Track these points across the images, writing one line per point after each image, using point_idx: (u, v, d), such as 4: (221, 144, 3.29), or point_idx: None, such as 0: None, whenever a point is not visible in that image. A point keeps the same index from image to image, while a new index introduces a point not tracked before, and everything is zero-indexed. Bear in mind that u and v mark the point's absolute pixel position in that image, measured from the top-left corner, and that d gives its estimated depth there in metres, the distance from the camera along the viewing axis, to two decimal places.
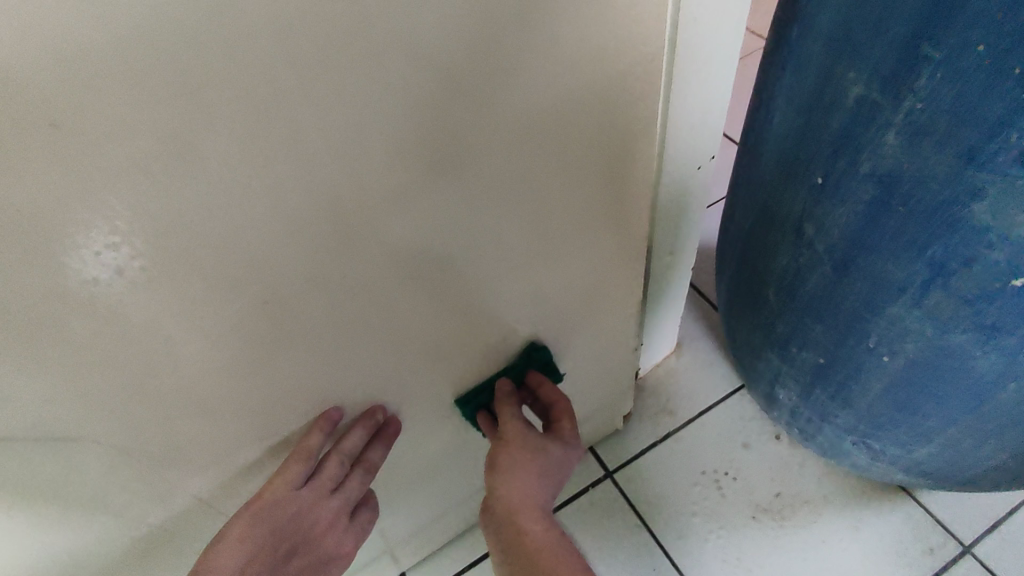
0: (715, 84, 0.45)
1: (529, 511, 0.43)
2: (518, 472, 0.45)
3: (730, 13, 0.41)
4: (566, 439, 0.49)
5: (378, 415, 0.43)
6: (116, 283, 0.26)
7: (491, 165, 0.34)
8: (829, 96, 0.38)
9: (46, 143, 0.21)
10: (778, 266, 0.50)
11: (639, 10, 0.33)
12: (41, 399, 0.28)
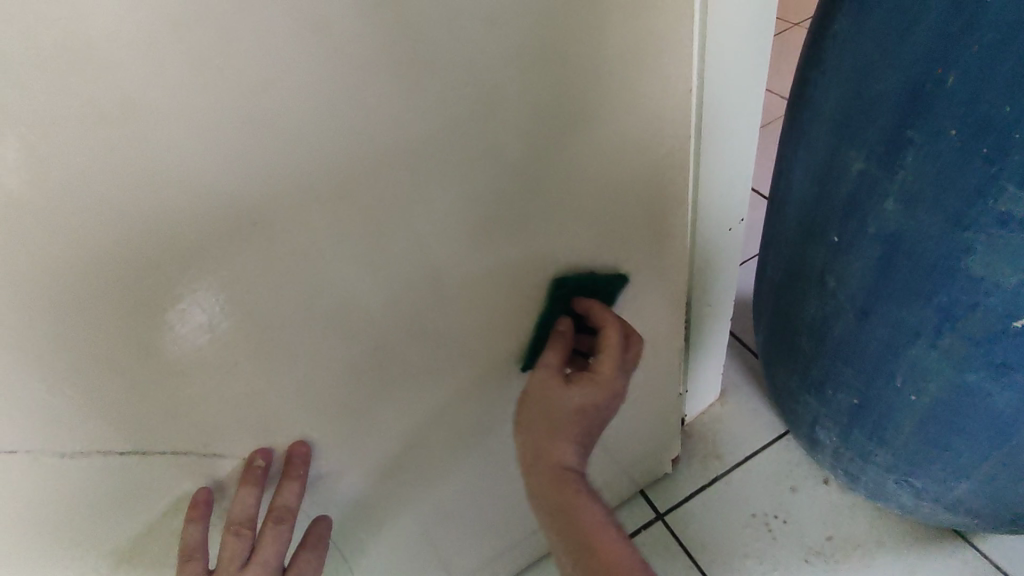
0: (735, 159, 0.53)
1: (554, 466, 0.47)
2: (569, 425, 0.48)
3: (741, 104, 0.49)
4: (610, 357, 0.48)
5: (258, 468, 0.42)
6: (274, 327, 0.36)
7: (545, 223, 0.44)
8: (836, 169, 0.45)
9: (248, 236, 0.32)
10: (807, 315, 0.55)
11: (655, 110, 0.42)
12: (210, 414, 0.38)
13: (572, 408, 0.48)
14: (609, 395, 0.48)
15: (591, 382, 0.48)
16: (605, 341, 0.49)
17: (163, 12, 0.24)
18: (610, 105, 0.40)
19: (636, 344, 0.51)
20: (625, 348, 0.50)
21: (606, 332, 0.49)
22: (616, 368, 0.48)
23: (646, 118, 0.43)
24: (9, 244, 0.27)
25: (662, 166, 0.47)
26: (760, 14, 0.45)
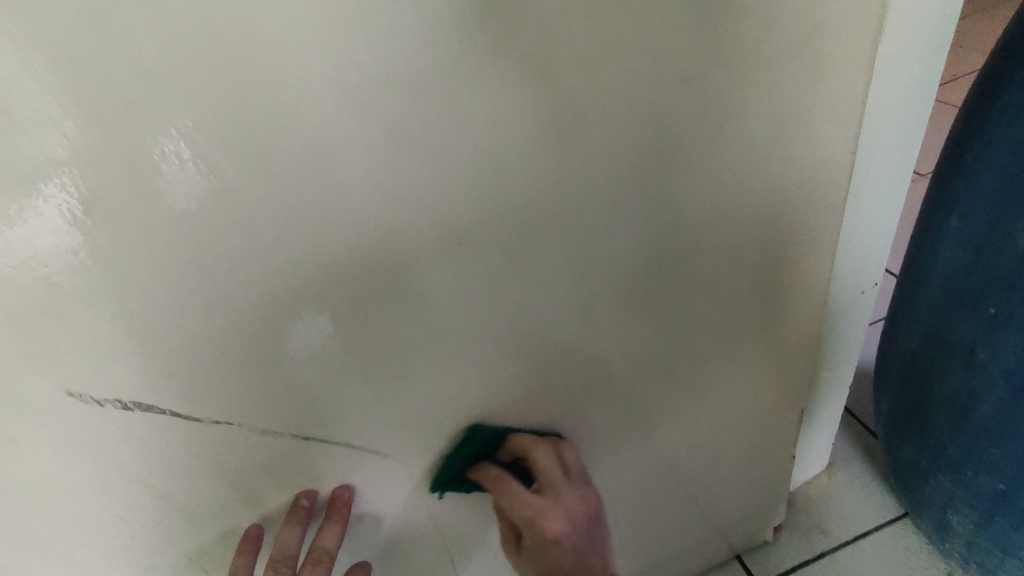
0: (875, 221, 0.53)
1: (578, 550, 0.49)
2: (544, 565, 0.50)
3: (889, 168, 0.49)
4: (546, 501, 0.48)
5: (302, 506, 0.43)
6: (443, 338, 0.40)
7: (688, 266, 0.45)
8: (998, 240, 0.44)
9: (448, 252, 0.36)
10: (948, 388, 0.53)
11: (805, 166, 0.44)
12: (371, 414, 0.41)
13: (552, 559, 0.49)
14: (580, 538, 0.49)
15: (552, 507, 0.48)
16: (526, 511, 0.48)
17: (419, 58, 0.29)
18: (765, 161, 0.42)
19: (566, 449, 0.49)
20: (560, 475, 0.48)
21: (539, 485, 0.48)
22: (568, 527, 0.48)
23: (800, 171, 0.44)
24: (275, 249, 0.32)
25: (809, 219, 0.48)
26: (924, 80, 0.45)
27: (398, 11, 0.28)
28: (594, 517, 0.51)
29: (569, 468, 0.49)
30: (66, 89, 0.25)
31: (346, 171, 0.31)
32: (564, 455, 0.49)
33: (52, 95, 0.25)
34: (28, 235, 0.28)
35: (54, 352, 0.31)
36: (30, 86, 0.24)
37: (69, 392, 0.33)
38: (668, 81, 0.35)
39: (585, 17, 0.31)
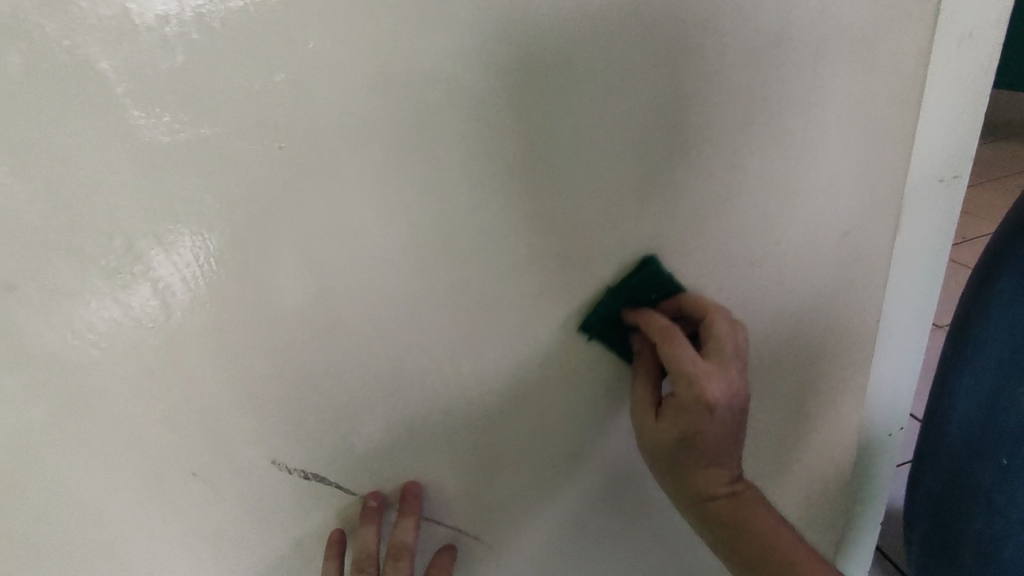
0: (899, 375, 0.60)
1: (711, 455, 0.45)
2: (682, 451, 0.45)
3: (909, 331, 0.57)
4: (705, 373, 0.42)
5: (373, 503, 0.45)
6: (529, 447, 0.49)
7: None
8: (1005, 401, 0.54)
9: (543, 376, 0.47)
10: (971, 530, 0.59)
11: (831, 331, 0.54)
12: (461, 509, 0.49)
13: (692, 429, 0.43)
14: (738, 428, 0.45)
15: (680, 411, 0.43)
16: (689, 372, 0.42)
17: (547, 248, 0.42)
18: (799, 325, 0.52)
19: (723, 325, 0.43)
20: (727, 361, 0.42)
21: (680, 339, 0.42)
22: (728, 417, 0.43)
23: (837, 330, 0.54)
24: (426, 374, 0.43)
25: (840, 368, 0.56)
26: (929, 282, 0.54)
27: (534, 213, 0.41)
28: (743, 419, 0.45)
29: (738, 349, 0.43)
30: (208, 176, 0.34)
31: (484, 310, 0.42)
32: (716, 330, 0.43)
33: (164, 195, 0.33)
34: (147, 295, 0.35)
35: (260, 425, 0.41)
36: (179, 171, 0.33)
37: (271, 459, 0.42)
38: (720, 265, 0.47)
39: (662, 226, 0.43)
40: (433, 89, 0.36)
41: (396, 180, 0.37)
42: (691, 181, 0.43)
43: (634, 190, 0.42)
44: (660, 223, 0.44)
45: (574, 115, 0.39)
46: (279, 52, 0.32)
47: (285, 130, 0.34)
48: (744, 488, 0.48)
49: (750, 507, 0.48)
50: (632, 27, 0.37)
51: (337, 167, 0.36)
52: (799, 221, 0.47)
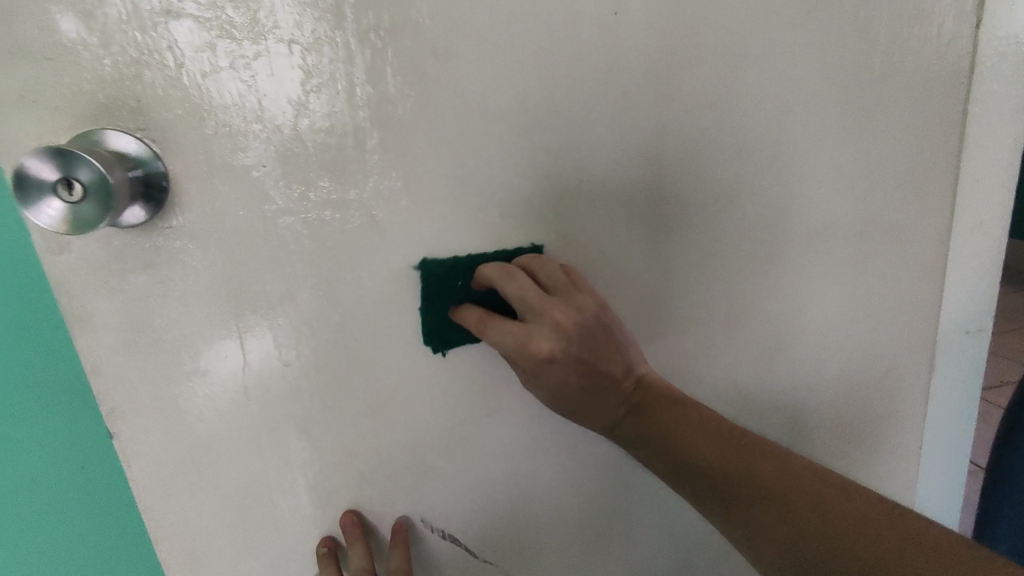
0: (939, 505, 0.64)
1: (589, 352, 0.42)
2: (564, 399, 0.43)
3: (946, 462, 0.63)
4: (529, 332, 0.40)
5: (325, 544, 0.47)
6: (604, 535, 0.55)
7: None
8: None
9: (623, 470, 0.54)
10: None
11: (874, 451, 0.60)
12: None
13: (557, 395, 0.42)
14: (597, 339, 0.42)
15: (524, 322, 0.40)
16: (512, 339, 0.40)
17: (638, 361, 0.50)
18: (844, 443, 0.59)
19: (496, 321, 0.41)
20: (544, 299, 0.40)
21: (494, 319, 0.41)
22: (572, 361, 0.41)
23: (877, 451, 0.60)
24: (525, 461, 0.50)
25: (893, 489, 0.62)
26: (962, 418, 0.61)
27: (631, 332, 0.49)
28: (603, 316, 0.42)
29: (553, 284, 0.41)
30: (370, 282, 0.43)
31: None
32: (510, 288, 0.40)
33: (331, 292, 0.42)
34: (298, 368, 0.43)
35: (420, 487, 0.48)
36: (347, 276, 0.42)
37: (420, 518, 0.49)
38: (777, 384, 0.54)
39: (729, 347, 0.52)
40: (559, 231, 0.45)
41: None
42: (772, 317, 0.52)
43: (722, 321, 0.51)
44: (740, 353, 0.52)
45: (682, 259, 0.48)
46: (438, 194, 0.42)
47: (471, 247, 0.44)
48: (641, 385, 0.45)
49: (654, 415, 0.44)
50: (733, 198, 0.48)
51: (472, 283, 0.44)
52: (846, 351, 0.55)
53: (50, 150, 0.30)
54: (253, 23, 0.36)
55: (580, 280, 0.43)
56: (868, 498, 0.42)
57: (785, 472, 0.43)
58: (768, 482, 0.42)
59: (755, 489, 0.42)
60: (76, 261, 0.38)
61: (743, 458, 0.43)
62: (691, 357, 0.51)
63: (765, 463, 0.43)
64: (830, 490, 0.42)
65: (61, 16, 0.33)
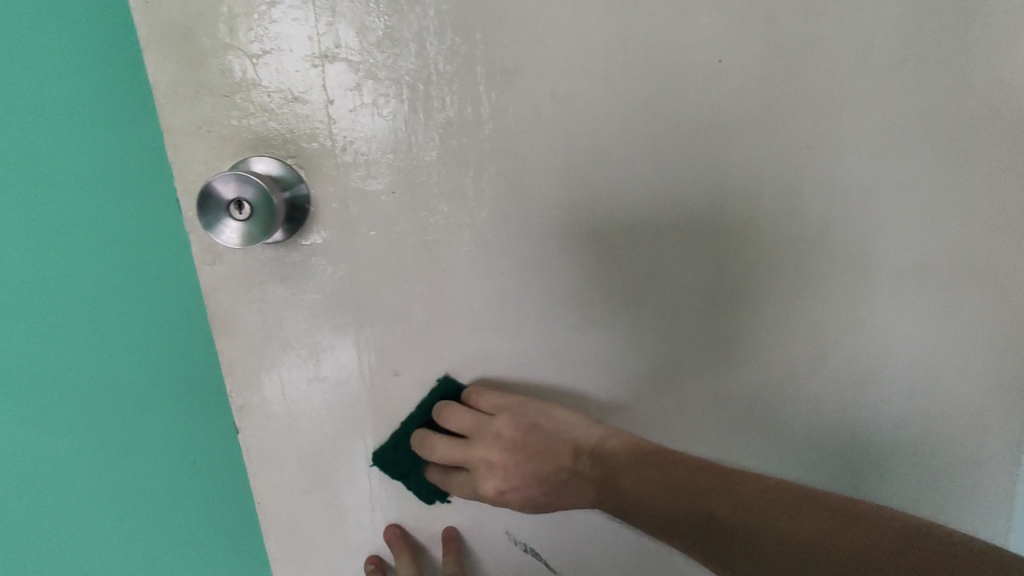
0: None
1: (520, 465, 0.46)
2: (527, 502, 0.46)
3: None
4: (475, 479, 0.46)
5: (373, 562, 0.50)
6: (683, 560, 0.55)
7: None
8: None
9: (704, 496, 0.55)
10: None
11: (962, 495, 0.59)
12: None
13: (523, 501, 0.46)
14: (529, 445, 0.46)
15: (465, 443, 0.46)
16: (466, 485, 0.46)
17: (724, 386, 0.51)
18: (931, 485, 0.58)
19: (437, 442, 0.46)
20: (467, 449, 0.45)
21: (456, 471, 0.47)
22: (519, 480, 0.46)
23: (966, 496, 0.59)
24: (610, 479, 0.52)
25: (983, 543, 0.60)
26: None
27: (718, 359, 0.51)
28: (523, 424, 0.46)
29: (467, 430, 0.45)
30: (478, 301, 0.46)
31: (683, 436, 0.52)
32: (438, 455, 0.46)
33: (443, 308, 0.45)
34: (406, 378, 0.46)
35: (509, 498, 0.51)
36: (458, 294, 0.45)
37: (506, 531, 0.52)
38: (862, 419, 0.54)
39: (816, 380, 0.52)
40: (654, 259, 0.47)
41: (644, 324, 0.49)
42: (860, 355, 0.52)
43: (810, 353, 0.51)
44: (827, 386, 0.53)
45: (772, 291, 0.49)
46: (546, 222, 0.45)
47: (571, 272, 0.47)
48: (596, 456, 0.46)
49: (620, 477, 0.45)
50: (826, 234, 0.49)
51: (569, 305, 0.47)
52: (936, 391, 0.55)
53: (235, 175, 0.35)
54: (396, 67, 0.41)
55: (501, 398, 0.46)
56: (835, 515, 0.37)
57: (753, 511, 0.39)
58: (736, 524, 0.39)
59: (725, 539, 0.39)
60: (226, 271, 0.42)
61: (708, 508, 0.41)
62: (777, 387, 0.52)
63: (728, 505, 0.40)
64: (797, 513, 0.38)
65: (234, 59, 0.39)
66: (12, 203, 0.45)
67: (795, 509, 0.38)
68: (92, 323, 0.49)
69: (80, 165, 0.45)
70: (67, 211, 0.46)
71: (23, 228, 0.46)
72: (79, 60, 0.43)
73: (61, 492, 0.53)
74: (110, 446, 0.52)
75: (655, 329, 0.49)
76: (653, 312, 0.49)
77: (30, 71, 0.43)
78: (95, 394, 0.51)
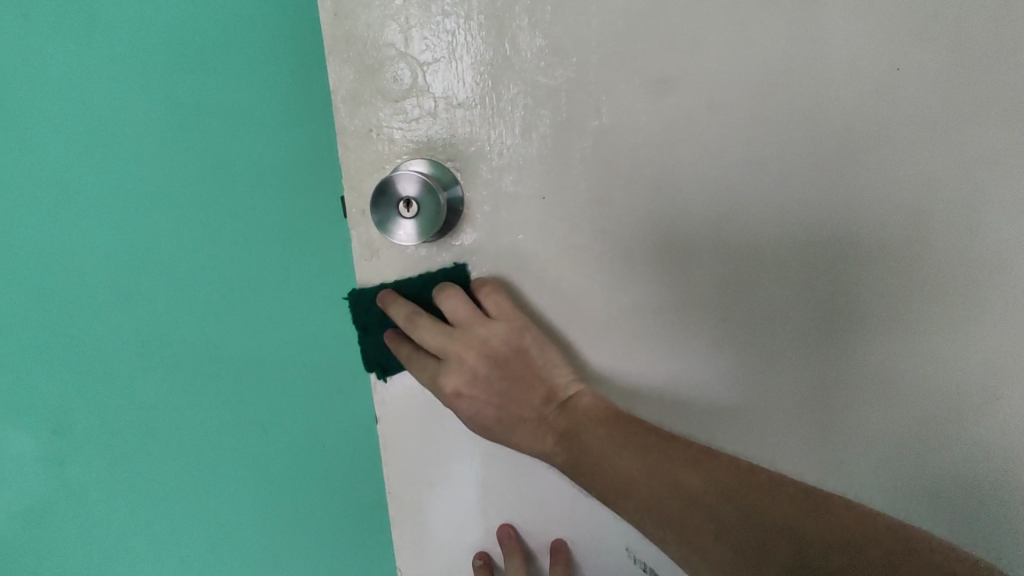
0: None
1: (492, 389, 0.43)
2: (484, 429, 0.44)
3: None
4: (439, 369, 0.43)
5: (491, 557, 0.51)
6: None
7: None
8: None
9: None
10: None
11: None
12: None
13: (472, 415, 0.44)
14: (511, 366, 0.44)
15: (442, 334, 0.42)
16: (426, 373, 0.43)
17: (871, 420, 0.48)
18: None
19: (418, 322, 0.42)
20: (448, 337, 0.42)
21: (417, 353, 0.43)
22: (487, 399, 0.43)
23: None
24: None
25: None
26: None
27: (867, 389, 0.47)
28: (516, 342, 0.43)
29: (459, 321, 0.42)
30: (616, 308, 0.46)
31: (819, 468, 0.49)
32: (418, 338, 0.42)
33: (581, 315, 0.46)
34: None
35: None
36: (597, 302, 0.46)
37: (625, 548, 0.51)
38: None
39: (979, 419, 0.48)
40: (802, 278, 0.45)
41: (785, 346, 0.47)
42: None
43: (973, 390, 0.47)
44: (994, 427, 0.48)
45: (935, 318, 0.46)
46: (692, 235, 0.44)
47: (714, 286, 0.45)
48: (564, 407, 0.44)
49: (583, 435, 0.42)
50: (1004, 261, 0.44)
51: (709, 320, 0.46)
52: None
53: (410, 175, 0.41)
54: (554, 75, 0.41)
55: (503, 303, 0.43)
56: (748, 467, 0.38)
57: (716, 480, 0.37)
58: (704, 497, 0.37)
59: (693, 505, 0.37)
60: (380, 267, 0.44)
61: (678, 476, 0.38)
62: (931, 424, 0.48)
63: (702, 475, 0.38)
64: (766, 493, 0.36)
65: (402, 65, 0.41)
66: (199, 203, 0.51)
67: (770, 491, 0.36)
68: (252, 311, 0.55)
69: (255, 167, 0.51)
70: (247, 212, 0.52)
71: (211, 227, 0.52)
72: (258, 72, 0.48)
73: (221, 455, 0.60)
74: (266, 415, 0.59)
75: (797, 351, 0.47)
76: (797, 335, 0.46)
77: (223, 85, 0.48)
78: (258, 369, 0.57)
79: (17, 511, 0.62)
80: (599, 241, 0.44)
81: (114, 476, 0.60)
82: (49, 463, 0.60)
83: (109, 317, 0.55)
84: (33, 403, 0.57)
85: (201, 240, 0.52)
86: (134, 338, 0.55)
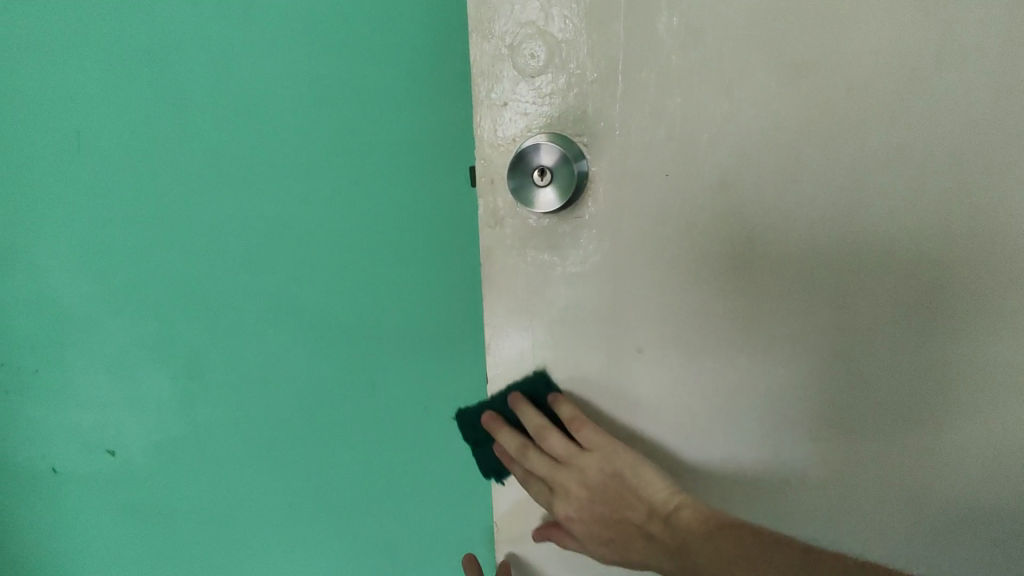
0: None
1: (597, 505, 0.48)
2: (596, 543, 0.48)
3: None
4: (552, 497, 0.48)
5: None
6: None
7: None
8: None
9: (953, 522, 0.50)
10: None
11: None
12: None
13: (584, 532, 0.48)
14: (608, 488, 0.47)
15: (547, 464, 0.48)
16: (542, 497, 0.49)
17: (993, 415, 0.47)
18: None
19: (527, 456, 0.48)
20: (554, 469, 0.48)
21: (531, 480, 0.50)
22: (591, 517, 0.48)
23: None
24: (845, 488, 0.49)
25: None
26: None
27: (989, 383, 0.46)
28: (610, 468, 0.47)
29: (560, 454, 0.48)
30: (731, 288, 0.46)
31: (931, 465, 0.48)
32: (530, 463, 0.48)
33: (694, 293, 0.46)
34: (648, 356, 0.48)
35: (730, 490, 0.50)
36: (713, 281, 0.46)
37: None
38: None
39: None
40: (931, 266, 0.44)
41: (908, 338, 0.45)
42: None
43: None
44: None
45: None
46: (818, 218, 0.44)
47: (838, 271, 0.44)
48: (667, 522, 0.46)
49: (689, 549, 0.44)
50: None
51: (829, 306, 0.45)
52: None
53: (538, 142, 0.43)
54: (687, 54, 0.42)
55: (594, 433, 0.47)
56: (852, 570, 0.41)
57: None
58: None
59: None
60: (503, 235, 0.47)
61: None
62: None
63: None
64: None
65: (539, 42, 0.43)
66: (334, 170, 0.56)
67: None
68: (371, 273, 0.59)
69: (387, 138, 0.55)
70: (376, 179, 0.56)
71: (343, 192, 0.57)
72: (398, 50, 0.52)
73: (333, 404, 0.65)
74: (376, 370, 0.63)
75: (919, 342, 0.45)
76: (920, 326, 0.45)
77: (365, 63, 0.53)
78: (372, 328, 0.61)
79: (155, 442, 0.69)
80: (720, 219, 0.45)
81: (238, 417, 0.67)
82: (185, 400, 0.67)
83: (246, 271, 0.60)
84: (177, 346, 0.64)
85: (334, 204, 0.57)
86: (266, 292, 0.61)
